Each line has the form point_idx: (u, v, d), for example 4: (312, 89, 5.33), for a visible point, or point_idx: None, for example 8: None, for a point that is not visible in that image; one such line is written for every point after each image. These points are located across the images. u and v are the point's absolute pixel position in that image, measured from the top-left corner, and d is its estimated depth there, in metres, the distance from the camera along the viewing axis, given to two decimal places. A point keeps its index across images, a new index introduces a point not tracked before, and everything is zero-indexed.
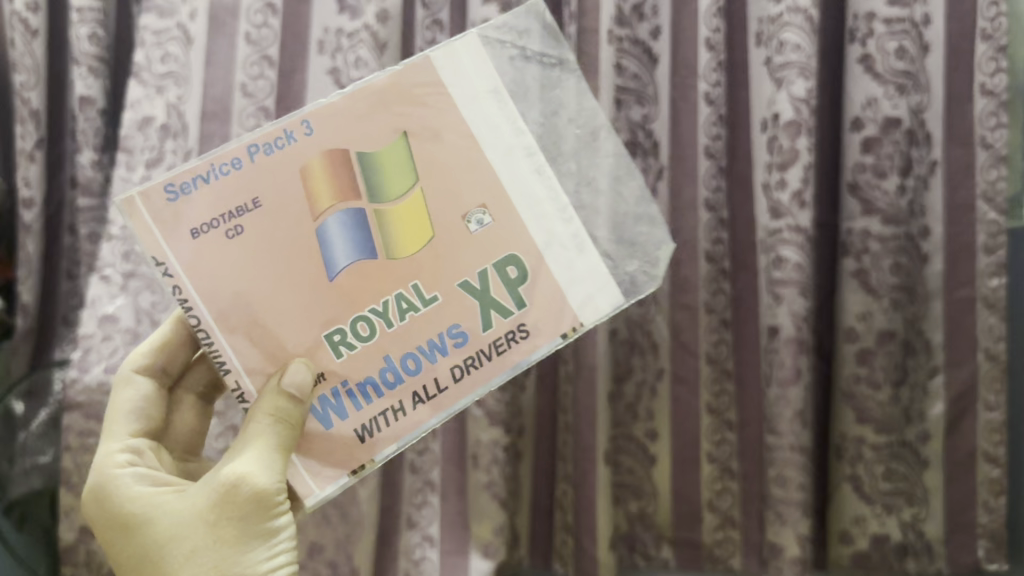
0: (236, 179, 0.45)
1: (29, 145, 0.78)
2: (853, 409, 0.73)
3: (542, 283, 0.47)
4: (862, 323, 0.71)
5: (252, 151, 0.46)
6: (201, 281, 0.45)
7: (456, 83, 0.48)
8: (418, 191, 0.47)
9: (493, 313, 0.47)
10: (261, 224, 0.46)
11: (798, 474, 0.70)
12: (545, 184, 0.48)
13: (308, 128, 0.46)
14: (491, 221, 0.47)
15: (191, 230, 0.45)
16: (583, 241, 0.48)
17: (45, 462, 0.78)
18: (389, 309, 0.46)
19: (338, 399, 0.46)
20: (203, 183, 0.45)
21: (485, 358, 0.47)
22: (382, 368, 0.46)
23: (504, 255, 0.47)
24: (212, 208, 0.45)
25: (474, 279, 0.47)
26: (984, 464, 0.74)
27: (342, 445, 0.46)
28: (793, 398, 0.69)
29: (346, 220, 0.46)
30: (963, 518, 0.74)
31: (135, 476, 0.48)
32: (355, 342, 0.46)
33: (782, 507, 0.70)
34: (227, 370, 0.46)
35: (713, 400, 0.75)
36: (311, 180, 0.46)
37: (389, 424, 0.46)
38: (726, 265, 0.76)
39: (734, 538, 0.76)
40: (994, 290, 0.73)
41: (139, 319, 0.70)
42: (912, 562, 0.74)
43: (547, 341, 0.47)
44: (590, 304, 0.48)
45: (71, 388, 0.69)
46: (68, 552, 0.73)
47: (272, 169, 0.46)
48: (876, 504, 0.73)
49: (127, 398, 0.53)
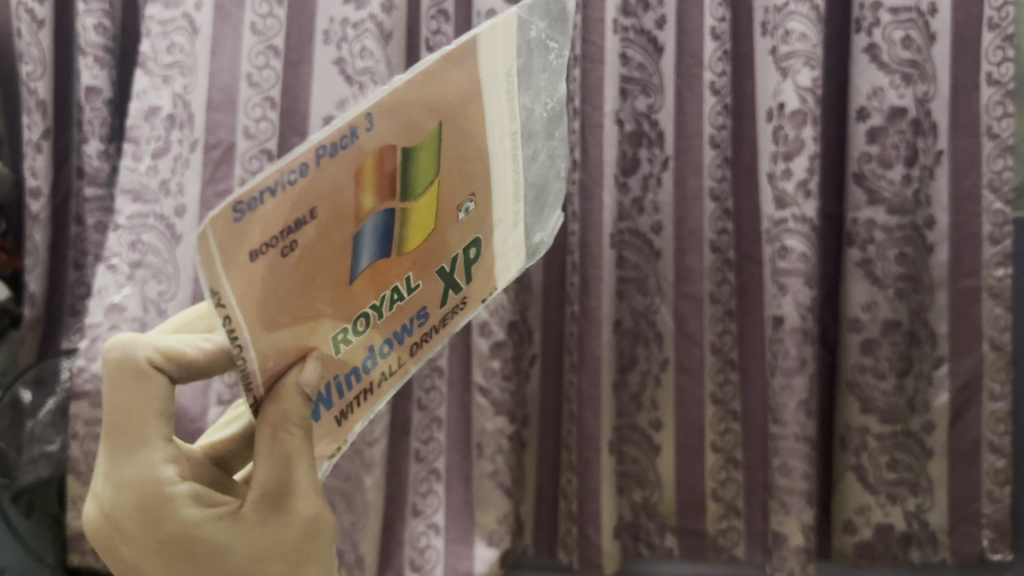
0: (305, 191, 0.29)
1: (36, 135, 0.79)
2: (858, 400, 0.73)
3: (487, 260, 0.38)
4: (866, 313, 0.71)
5: (319, 152, 0.29)
6: (254, 308, 0.30)
7: (487, 61, 0.34)
8: (436, 184, 0.34)
9: (450, 290, 0.37)
10: (316, 237, 0.31)
11: (802, 463, 0.70)
12: (513, 168, 0.37)
13: (372, 123, 0.30)
14: (475, 210, 0.36)
15: (253, 255, 0.29)
16: (519, 218, 0.40)
17: (53, 450, 0.80)
18: (383, 301, 0.35)
19: (328, 391, 0.35)
20: (273, 196, 0.28)
21: (436, 332, 0.37)
22: (363, 357, 0.35)
23: (469, 238, 0.37)
24: (271, 222, 0.29)
25: (446, 262, 0.36)
26: (989, 454, 0.74)
27: (326, 430, 0.36)
28: (798, 388, 0.69)
29: (379, 221, 0.33)
30: (968, 508, 0.74)
31: (188, 496, 0.33)
32: (352, 337, 0.34)
33: (785, 496, 0.70)
34: (247, 386, 0.32)
35: (717, 390, 0.76)
36: (364, 175, 0.31)
37: (358, 407, 0.36)
38: (731, 255, 0.76)
39: (738, 528, 0.76)
40: (1000, 280, 0.73)
41: (146, 308, 0.71)
42: (915, 551, 0.74)
43: (474, 308, 0.39)
44: (504, 274, 0.40)
45: (77, 377, 0.70)
46: (76, 540, 0.73)
47: (338, 173, 0.30)
48: (880, 494, 0.73)
49: (155, 397, 0.34)
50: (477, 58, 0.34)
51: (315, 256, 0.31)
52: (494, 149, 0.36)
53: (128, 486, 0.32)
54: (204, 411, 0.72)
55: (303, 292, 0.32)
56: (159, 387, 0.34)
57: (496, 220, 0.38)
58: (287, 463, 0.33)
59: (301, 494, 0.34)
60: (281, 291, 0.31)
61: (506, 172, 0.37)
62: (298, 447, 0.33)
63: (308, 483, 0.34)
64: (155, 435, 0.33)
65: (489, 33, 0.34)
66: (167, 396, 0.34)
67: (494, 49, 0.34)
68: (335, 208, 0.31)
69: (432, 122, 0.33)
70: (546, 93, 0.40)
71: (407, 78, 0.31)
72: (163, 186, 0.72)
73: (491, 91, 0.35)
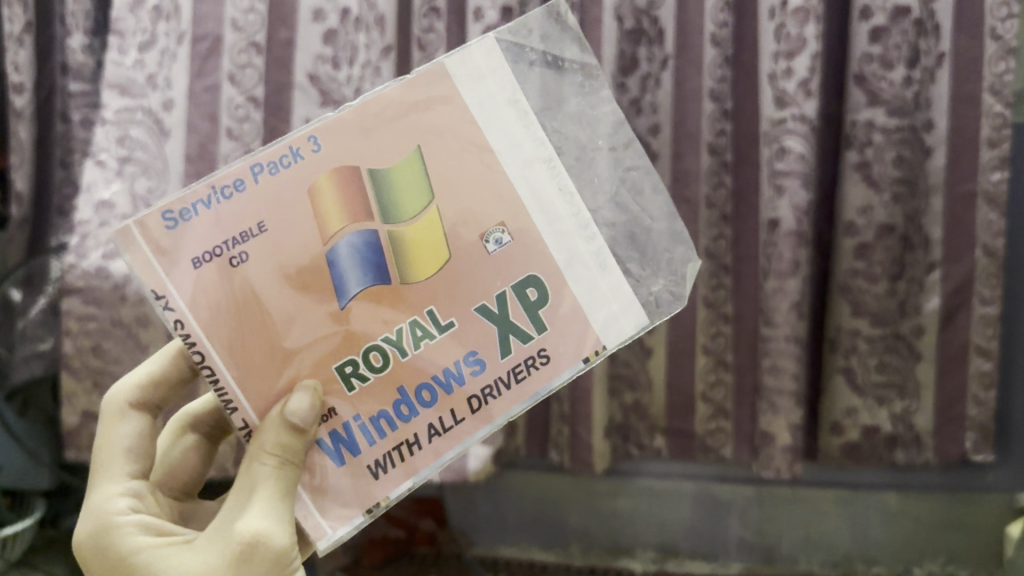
0: (240, 202, 0.35)
1: (18, 28, 0.76)
2: (849, 302, 0.73)
3: (566, 302, 0.37)
4: (861, 217, 0.71)
5: (255, 170, 0.35)
6: (208, 319, 0.35)
7: (471, 88, 0.37)
8: (436, 210, 0.37)
9: (512, 337, 0.37)
10: (272, 250, 0.35)
11: (793, 364, 0.71)
12: (567, 204, 0.37)
13: (315, 143, 0.35)
14: (513, 240, 0.37)
15: (193, 260, 0.35)
16: (606, 257, 0.38)
17: (46, 350, 0.78)
18: (403, 338, 0.37)
19: (350, 434, 0.37)
20: (206, 209, 0.35)
21: (503, 387, 0.37)
22: (395, 401, 0.37)
23: (523, 274, 0.37)
24: (209, 236, 0.35)
25: (493, 302, 0.37)
26: (976, 358, 0.74)
27: (351, 479, 0.37)
28: (790, 290, 0.69)
29: (358, 244, 0.36)
30: (953, 412, 0.75)
31: (135, 524, 0.39)
32: (367, 373, 0.37)
33: (775, 396, 0.72)
34: (235, 408, 0.36)
35: (711, 294, 0.76)
36: (320, 201, 0.36)
37: (403, 459, 0.37)
38: (728, 157, 0.74)
39: (726, 429, 0.77)
40: (996, 184, 0.72)
41: (136, 205, 0.70)
42: (900, 452, 0.76)
43: (570, 367, 0.37)
44: (613, 326, 0.38)
45: (68, 273, 0.69)
46: (70, 436, 0.74)
47: (278, 188, 0.35)
48: (868, 396, 0.75)
49: (124, 436, 0.43)
50: (453, 84, 0.37)
51: (275, 269, 0.36)
52: (538, 186, 0.37)
53: (91, 511, 0.40)
54: None
55: (273, 319, 0.36)
56: (131, 428, 0.43)
57: (564, 259, 0.37)
58: (250, 482, 0.37)
59: (254, 512, 0.36)
60: (238, 313, 0.36)
61: (554, 206, 0.37)
62: (263, 472, 0.36)
63: (268, 502, 0.36)
64: (120, 470, 0.42)
65: (475, 72, 0.37)
66: (140, 432, 0.43)
67: (481, 76, 0.37)
68: (287, 220, 0.35)
69: (407, 149, 0.36)
70: (610, 150, 0.39)
71: (357, 108, 0.36)
72: (150, 80, 0.71)
73: (502, 129, 0.37)
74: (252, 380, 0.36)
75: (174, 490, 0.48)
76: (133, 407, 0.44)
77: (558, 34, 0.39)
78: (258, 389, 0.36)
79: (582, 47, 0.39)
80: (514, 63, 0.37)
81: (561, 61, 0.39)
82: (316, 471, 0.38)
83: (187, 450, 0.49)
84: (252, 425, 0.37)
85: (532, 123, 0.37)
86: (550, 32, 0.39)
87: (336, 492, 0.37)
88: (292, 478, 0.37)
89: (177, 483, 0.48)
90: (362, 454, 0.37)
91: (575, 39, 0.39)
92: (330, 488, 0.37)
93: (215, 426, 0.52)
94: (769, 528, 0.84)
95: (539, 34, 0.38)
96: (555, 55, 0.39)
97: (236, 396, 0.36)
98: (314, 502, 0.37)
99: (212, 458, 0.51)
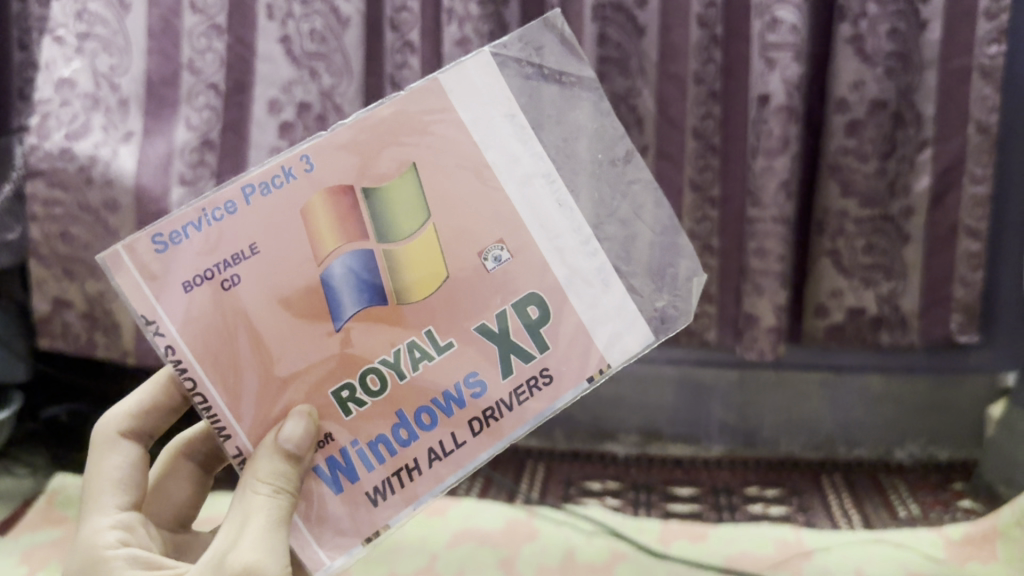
0: (230, 227, 0.35)
1: None
2: (840, 182, 0.71)
3: (568, 321, 0.37)
4: (854, 93, 0.68)
5: (246, 191, 0.35)
6: (198, 344, 0.35)
7: (468, 105, 0.37)
8: (432, 227, 0.37)
9: (513, 357, 0.37)
10: (265, 274, 0.36)
11: (778, 245, 0.70)
12: (567, 219, 0.38)
13: (308, 163, 0.36)
14: (513, 257, 0.37)
15: (182, 284, 0.35)
16: (608, 275, 0.38)
17: (13, 240, 0.75)
18: (401, 361, 0.37)
19: (348, 460, 0.37)
20: (196, 232, 0.35)
21: (505, 409, 0.37)
22: (394, 424, 0.37)
23: (525, 292, 0.37)
24: (199, 259, 0.35)
25: (493, 321, 0.37)
26: (965, 239, 0.73)
27: (351, 507, 0.37)
28: (779, 168, 0.68)
29: (354, 266, 0.36)
30: (940, 293, 0.74)
31: (125, 560, 0.36)
32: (364, 398, 0.37)
33: (760, 279, 0.71)
34: (227, 436, 0.36)
35: (697, 177, 0.73)
36: (314, 220, 0.36)
37: (402, 487, 0.37)
38: (719, 31, 0.69)
39: (710, 314, 0.76)
40: (992, 59, 0.68)
41: (98, 83, 0.66)
42: (885, 334, 0.75)
43: (574, 387, 0.37)
44: (618, 343, 0.38)
45: (31, 156, 0.67)
46: (43, 325, 0.73)
47: (270, 213, 0.35)
48: (854, 278, 0.74)
49: (115, 465, 0.40)
50: (450, 101, 0.37)
51: (269, 294, 0.36)
52: (538, 205, 0.37)
53: (80, 548, 0.37)
54: (166, 192, 0.67)
55: (265, 345, 0.36)
56: (124, 458, 0.40)
57: (565, 275, 0.37)
58: (243, 513, 0.34)
59: (247, 543, 0.33)
60: (233, 338, 0.35)
61: (554, 221, 0.37)
62: (258, 500, 0.34)
63: (263, 532, 0.34)
64: (110, 501, 0.39)
65: (472, 88, 0.37)
66: (132, 462, 0.40)
67: (477, 94, 0.37)
68: (281, 241, 0.35)
69: (401, 165, 0.37)
70: (609, 163, 0.39)
71: (350, 125, 0.36)
72: None
73: (499, 148, 0.37)
74: (249, 402, 0.36)
75: (169, 520, 0.45)
76: (126, 434, 0.41)
77: (554, 42, 0.39)
78: (253, 410, 0.36)
79: (576, 58, 0.39)
80: (511, 80, 0.38)
81: (562, 74, 0.39)
82: (314, 502, 0.37)
83: (175, 484, 0.47)
84: (246, 451, 0.36)
85: (531, 139, 0.37)
86: (547, 46, 0.39)
87: (334, 520, 0.37)
88: (287, 506, 0.35)
89: (171, 513, 0.46)
90: (360, 480, 0.37)
91: (575, 53, 0.39)
92: (328, 517, 0.37)
93: (206, 456, 0.48)
94: (751, 413, 0.84)
95: (535, 47, 0.39)
96: (553, 68, 0.39)
97: (229, 424, 0.36)
98: (311, 531, 0.36)
99: (203, 490, 0.48)
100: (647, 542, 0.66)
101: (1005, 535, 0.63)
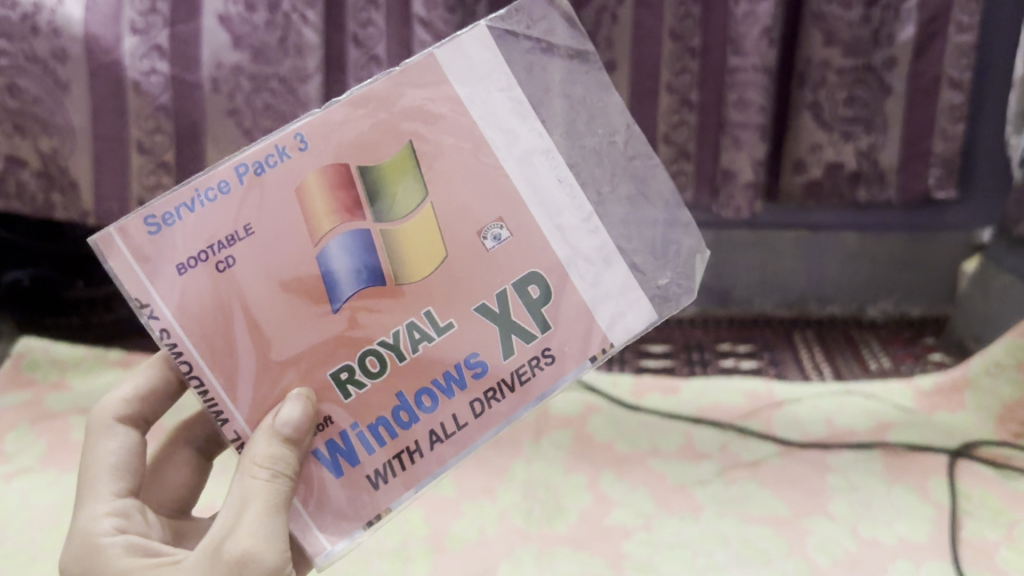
0: (227, 209, 0.33)
1: None
2: (822, 32, 0.67)
3: (569, 299, 0.36)
4: None
5: (239, 171, 0.33)
6: (196, 328, 0.33)
7: (465, 80, 0.36)
8: (430, 209, 0.35)
9: (514, 336, 0.36)
10: (264, 256, 0.34)
11: (759, 97, 0.68)
12: (568, 195, 0.37)
13: (302, 142, 0.34)
14: (511, 236, 0.36)
15: (177, 266, 0.33)
16: (610, 253, 0.37)
17: None
18: (400, 341, 0.35)
19: (347, 443, 0.35)
20: (191, 212, 0.33)
21: (507, 390, 0.35)
22: (394, 407, 0.35)
23: (525, 272, 0.36)
24: (194, 240, 0.33)
25: (494, 302, 0.35)
26: (948, 92, 0.70)
27: (351, 491, 0.34)
28: (762, 15, 0.65)
29: (352, 247, 0.35)
30: (920, 148, 0.73)
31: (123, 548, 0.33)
32: (364, 379, 0.35)
33: (739, 133, 0.70)
34: (225, 420, 0.34)
35: (677, 25, 0.68)
36: (311, 202, 0.34)
37: (404, 470, 0.35)
38: None
39: (688, 172, 0.74)
40: None
41: None
42: (862, 189, 0.74)
43: (575, 366, 0.36)
44: (620, 320, 0.37)
45: None
46: None
47: (266, 193, 0.33)
48: (834, 132, 0.71)
49: (111, 451, 0.37)
50: (448, 79, 0.35)
51: (267, 277, 0.34)
52: (538, 181, 0.36)
53: (72, 538, 0.34)
54: (119, 41, 0.64)
55: (261, 331, 0.34)
56: (120, 444, 0.37)
57: (566, 254, 0.36)
58: (239, 499, 0.32)
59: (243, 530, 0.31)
60: (230, 323, 0.33)
61: (555, 199, 0.36)
62: (255, 485, 0.32)
63: (260, 519, 0.31)
64: (106, 488, 0.36)
65: (470, 65, 0.36)
66: (128, 451, 0.37)
67: (477, 69, 0.36)
68: (278, 221, 0.34)
69: (400, 143, 0.35)
70: (607, 142, 0.39)
71: (346, 102, 0.34)
72: None
73: (499, 126, 0.36)
74: (247, 384, 0.34)
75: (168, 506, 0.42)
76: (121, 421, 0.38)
77: (548, 13, 0.38)
78: (252, 392, 0.34)
79: (575, 32, 0.38)
80: (507, 54, 0.36)
81: (552, 48, 0.38)
82: (313, 487, 0.34)
83: (170, 471, 0.43)
84: (244, 436, 0.34)
85: (529, 116, 0.36)
86: (543, 22, 0.38)
87: (333, 505, 0.34)
88: (286, 491, 0.33)
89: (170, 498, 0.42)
90: (361, 463, 0.35)
91: (568, 23, 0.38)
92: (329, 503, 0.34)
93: (205, 440, 0.45)
94: (725, 272, 0.83)
95: (531, 21, 0.38)
96: (551, 41, 0.38)
97: (226, 407, 0.34)
98: (310, 515, 0.34)
99: (204, 479, 0.45)
100: (621, 395, 0.66)
101: (974, 385, 0.63)
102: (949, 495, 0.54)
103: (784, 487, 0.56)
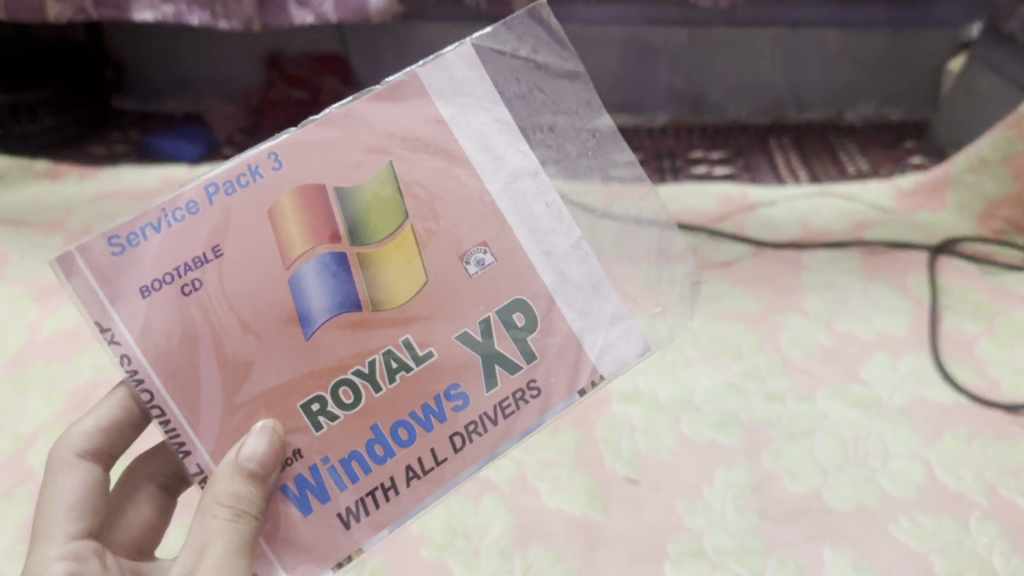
0: (196, 231, 0.29)
1: None
2: None
3: (556, 330, 0.33)
4: None
5: (208, 190, 0.29)
6: (162, 363, 0.29)
7: (449, 99, 0.33)
8: (409, 234, 0.31)
9: (497, 367, 0.32)
10: (233, 282, 0.29)
11: None
12: (557, 224, 0.33)
13: (276, 161, 0.30)
14: (495, 261, 0.32)
15: (140, 290, 0.28)
16: (598, 280, 0.34)
17: None
18: (376, 369, 0.31)
19: (315, 479, 0.30)
20: (157, 233, 0.28)
21: (489, 423, 0.32)
22: (367, 440, 0.30)
23: (509, 298, 0.32)
24: (164, 259, 0.29)
25: (475, 329, 0.32)
26: None
27: (318, 531, 0.30)
28: None
29: (328, 274, 0.30)
30: None
31: None
32: (336, 412, 0.30)
33: None
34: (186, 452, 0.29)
35: None
36: (284, 225, 0.30)
37: (375, 509, 0.30)
38: None
39: None
40: None
41: None
42: None
43: (563, 401, 0.33)
44: (608, 351, 0.33)
45: None
46: None
47: (235, 215, 0.29)
48: None
49: (67, 490, 0.31)
50: (431, 98, 0.32)
51: (238, 303, 0.29)
52: (522, 205, 0.33)
53: None
54: None
55: (232, 361, 0.29)
56: (78, 483, 0.31)
57: (553, 281, 0.33)
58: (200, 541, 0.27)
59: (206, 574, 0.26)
60: (196, 354, 0.29)
61: (542, 225, 0.33)
62: (215, 525, 0.27)
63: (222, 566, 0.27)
64: (59, 529, 0.29)
65: (455, 84, 0.33)
66: (88, 488, 0.31)
67: (460, 88, 0.33)
68: (248, 243, 0.29)
69: (378, 165, 0.31)
70: (594, 164, 0.36)
71: (323, 122, 0.31)
72: None
73: (484, 148, 0.33)
74: (212, 415, 0.29)
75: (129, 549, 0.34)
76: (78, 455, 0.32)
77: (540, 35, 0.35)
78: (218, 427, 0.29)
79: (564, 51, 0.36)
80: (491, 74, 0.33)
81: (540, 67, 0.35)
82: (279, 523, 0.30)
83: (129, 515, 0.34)
84: (208, 470, 0.29)
85: (515, 136, 0.33)
86: (532, 36, 0.35)
87: (298, 542, 0.30)
88: (249, 532, 0.28)
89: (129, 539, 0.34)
90: (332, 501, 0.30)
91: (557, 42, 0.36)
92: (297, 545, 0.30)
93: (172, 477, 0.36)
94: (700, 76, 0.78)
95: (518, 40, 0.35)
96: (540, 60, 0.35)
97: (189, 439, 0.29)
98: (275, 556, 0.30)
99: (168, 523, 0.36)
100: None
101: (957, 184, 0.60)
102: (929, 290, 0.52)
103: (757, 286, 0.53)
